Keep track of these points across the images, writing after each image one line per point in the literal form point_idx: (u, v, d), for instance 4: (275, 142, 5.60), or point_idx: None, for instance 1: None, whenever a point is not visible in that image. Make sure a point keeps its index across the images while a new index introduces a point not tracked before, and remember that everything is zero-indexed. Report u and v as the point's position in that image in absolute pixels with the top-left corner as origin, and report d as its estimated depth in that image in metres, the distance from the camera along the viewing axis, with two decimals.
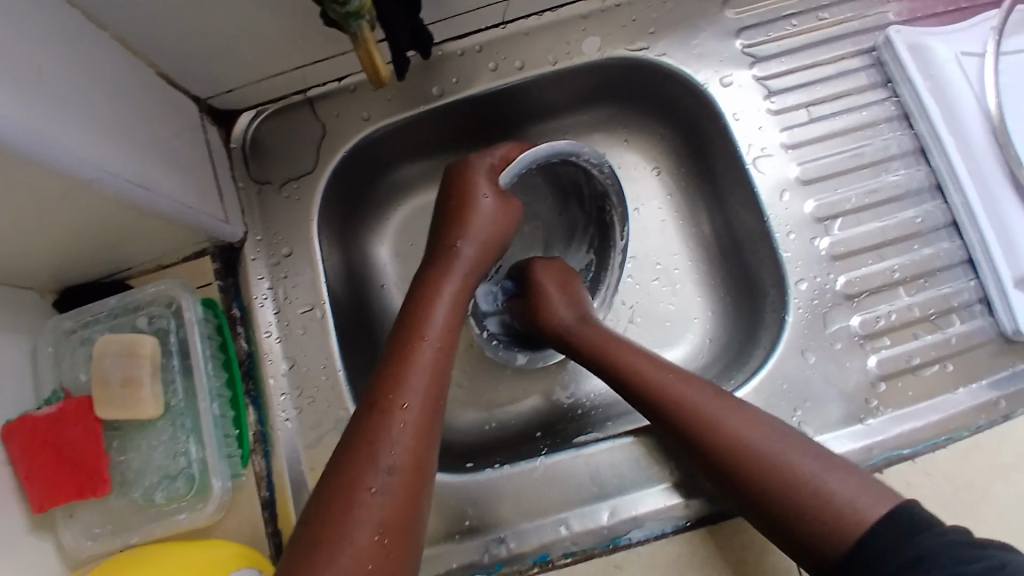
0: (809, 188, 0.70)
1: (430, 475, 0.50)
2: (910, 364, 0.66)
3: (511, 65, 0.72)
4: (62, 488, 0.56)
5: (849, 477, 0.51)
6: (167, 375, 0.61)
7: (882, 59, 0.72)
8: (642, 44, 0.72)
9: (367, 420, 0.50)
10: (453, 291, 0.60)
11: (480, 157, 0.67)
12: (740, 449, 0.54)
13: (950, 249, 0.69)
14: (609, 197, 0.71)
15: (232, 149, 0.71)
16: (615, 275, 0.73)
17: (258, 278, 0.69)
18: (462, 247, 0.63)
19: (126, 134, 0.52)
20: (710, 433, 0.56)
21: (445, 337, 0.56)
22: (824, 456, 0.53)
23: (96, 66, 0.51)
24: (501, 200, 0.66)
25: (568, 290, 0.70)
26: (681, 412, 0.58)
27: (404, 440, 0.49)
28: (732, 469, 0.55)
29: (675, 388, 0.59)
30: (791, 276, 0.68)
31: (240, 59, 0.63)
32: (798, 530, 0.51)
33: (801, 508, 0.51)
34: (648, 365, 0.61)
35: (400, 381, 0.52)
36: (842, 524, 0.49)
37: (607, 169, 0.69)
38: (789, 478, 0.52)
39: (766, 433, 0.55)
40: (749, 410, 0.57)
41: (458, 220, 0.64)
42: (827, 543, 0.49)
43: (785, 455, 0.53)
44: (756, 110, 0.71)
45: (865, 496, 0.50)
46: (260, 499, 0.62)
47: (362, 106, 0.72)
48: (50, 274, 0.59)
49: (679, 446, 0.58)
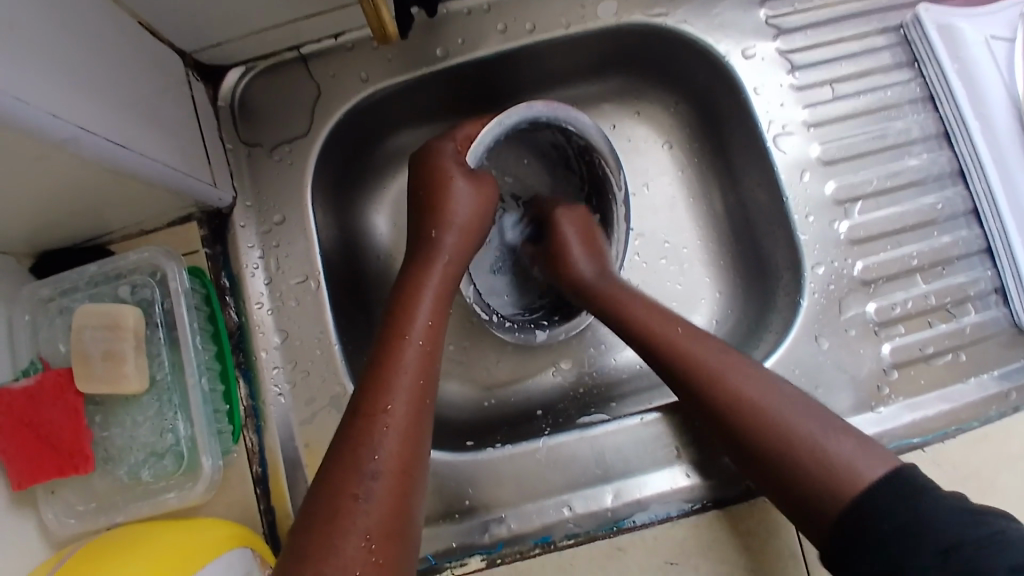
0: (830, 168, 0.67)
1: (421, 475, 0.48)
2: (923, 352, 0.64)
3: (521, 27, 0.67)
4: (41, 465, 0.53)
5: (849, 437, 0.48)
6: (153, 349, 0.58)
7: (909, 38, 0.69)
8: (661, 10, 0.68)
9: (350, 426, 0.47)
10: (438, 285, 0.57)
11: (442, 140, 0.64)
12: (738, 402, 0.52)
13: (968, 237, 0.67)
14: (601, 150, 0.67)
15: (219, 108, 0.67)
16: (622, 229, 0.69)
17: (248, 245, 0.65)
18: (441, 237, 0.60)
19: (103, 90, 0.48)
20: (716, 391, 0.53)
21: (430, 334, 0.54)
22: (824, 418, 0.50)
23: (71, 13, 0.47)
24: (474, 180, 0.62)
25: (591, 240, 0.67)
26: (692, 370, 0.55)
27: (389, 442, 0.47)
28: (733, 422, 0.52)
29: (680, 341, 0.57)
30: (808, 260, 0.66)
31: (229, 9, 0.58)
32: (784, 474, 0.49)
33: (797, 466, 0.48)
34: (659, 320, 0.59)
35: (384, 381, 0.50)
36: (843, 480, 0.46)
37: (581, 121, 0.65)
38: (787, 436, 0.49)
39: (766, 391, 0.52)
40: (756, 369, 0.54)
41: (432, 207, 0.61)
42: (827, 501, 0.47)
43: (783, 414, 0.50)
44: (778, 86, 0.68)
45: (866, 457, 0.47)
46: (253, 475, 0.60)
47: (358, 65, 0.68)
48: (25, 236, 0.55)
49: (694, 407, 0.56)
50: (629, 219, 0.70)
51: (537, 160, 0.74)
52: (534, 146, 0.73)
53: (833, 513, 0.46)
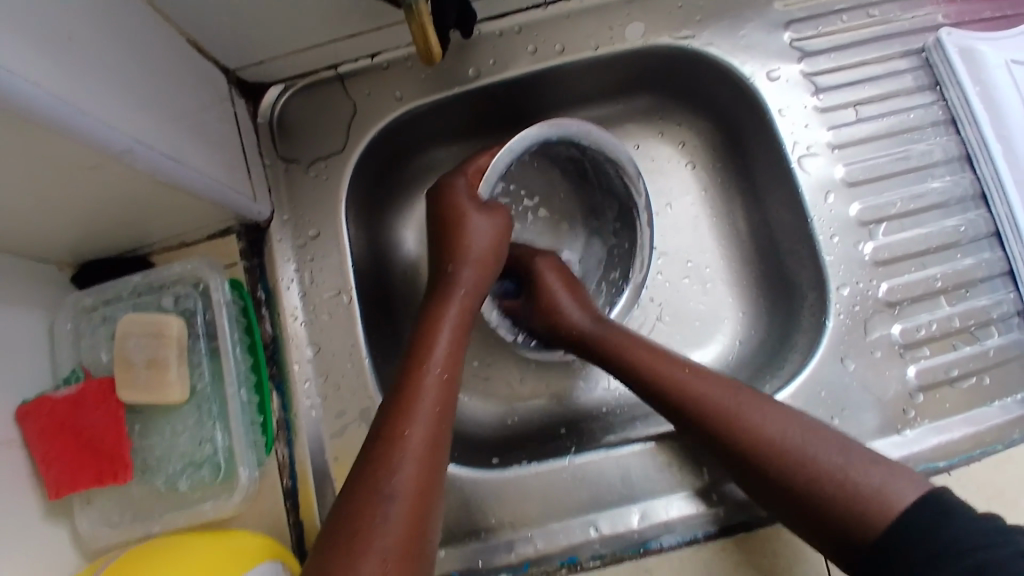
0: (855, 190, 0.68)
1: (437, 500, 0.48)
2: (947, 374, 0.65)
3: (550, 49, 0.69)
4: (80, 472, 0.54)
5: (873, 464, 0.49)
6: (195, 358, 0.59)
7: (932, 62, 0.70)
8: (689, 33, 0.69)
9: (371, 449, 0.48)
10: (457, 316, 0.57)
11: (455, 176, 0.64)
12: (766, 442, 0.53)
13: (991, 260, 0.67)
14: (605, 152, 0.66)
15: (258, 124, 0.68)
16: (646, 234, 0.69)
17: (284, 260, 0.66)
18: (459, 271, 0.60)
19: (155, 106, 0.49)
20: (735, 431, 0.54)
21: (448, 363, 0.54)
22: (847, 447, 0.51)
23: (125, 31, 0.48)
24: (488, 213, 0.62)
25: (577, 292, 0.67)
26: (710, 413, 0.56)
27: (407, 466, 0.47)
28: (761, 466, 0.53)
29: (690, 384, 0.57)
30: (835, 280, 0.67)
31: (270, 29, 0.60)
32: (820, 510, 0.49)
33: (827, 496, 0.49)
34: (664, 361, 0.59)
35: (404, 408, 0.50)
36: (872, 508, 0.47)
37: (589, 136, 0.65)
38: (811, 471, 0.50)
39: (789, 424, 0.53)
40: (771, 403, 0.55)
41: (449, 243, 0.61)
42: (857, 535, 0.47)
43: (806, 445, 0.51)
44: (803, 108, 0.69)
45: (894, 483, 0.48)
46: (282, 489, 0.61)
47: (394, 84, 0.69)
48: (69, 246, 0.56)
49: (706, 443, 0.57)
50: (651, 224, 0.70)
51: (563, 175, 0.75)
52: (551, 159, 0.73)
53: (865, 545, 0.47)
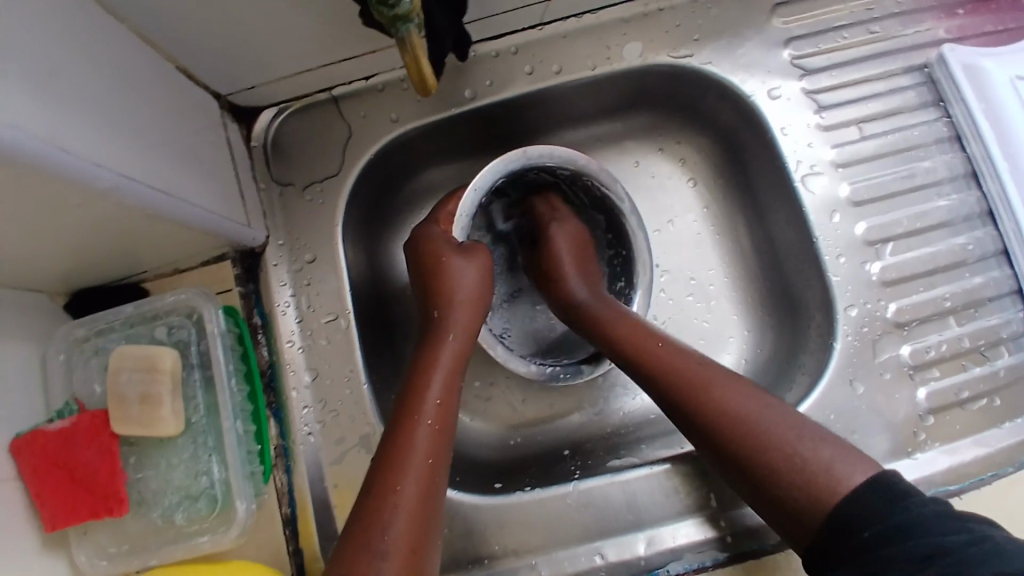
0: (860, 209, 0.67)
1: (430, 554, 0.47)
2: (958, 396, 0.64)
3: (548, 68, 0.68)
4: (75, 509, 0.53)
5: (829, 444, 0.49)
6: (189, 391, 0.59)
7: (934, 77, 0.69)
8: (686, 52, 0.68)
9: (362, 507, 0.47)
10: (449, 362, 0.56)
11: (428, 226, 0.64)
12: (726, 411, 0.52)
13: (999, 278, 0.66)
14: (572, 169, 0.65)
15: (253, 148, 0.68)
16: (640, 237, 0.67)
17: (280, 284, 0.65)
18: (446, 315, 0.59)
19: (145, 138, 0.49)
20: (697, 397, 0.54)
21: (440, 412, 0.52)
22: (805, 427, 0.50)
23: (114, 62, 0.48)
24: (468, 255, 0.61)
25: (583, 261, 0.68)
26: (677, 379, 0.55)
27: (398, 522, 0.46)
28: (717, 433, 0.52)
29: (663, 353, 0.57)
30: (841, 302, 0.66)
31: (263, 55, 0.60)
32: (771, 483, 0.49)
33: (780, 470, 0.49)
34: (641, 334, 0.59)
35: (394, 463, 0.49)
36: (823, 485, 0.47)
37: (548, 155, 0.64)
38: (767, 442, 0.50)
39: (752, 401, 0.52)
40: (736, 378, 0.54)
41: (432, 288, 0.60)
42: (804, 509, 0.47)
43: (763, 420, 0.51)
44: (804, 126, 0.68)
45: (846, 464, 0.48)
46: (281, 517, 0.60)
47: (389, 107, 0.69)
48: (62, 277, 0.56)
49: (668, 411, 0.56)
50: (644, 228, 0.68)
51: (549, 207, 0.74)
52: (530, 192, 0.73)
53: (809, 518, 0.47)
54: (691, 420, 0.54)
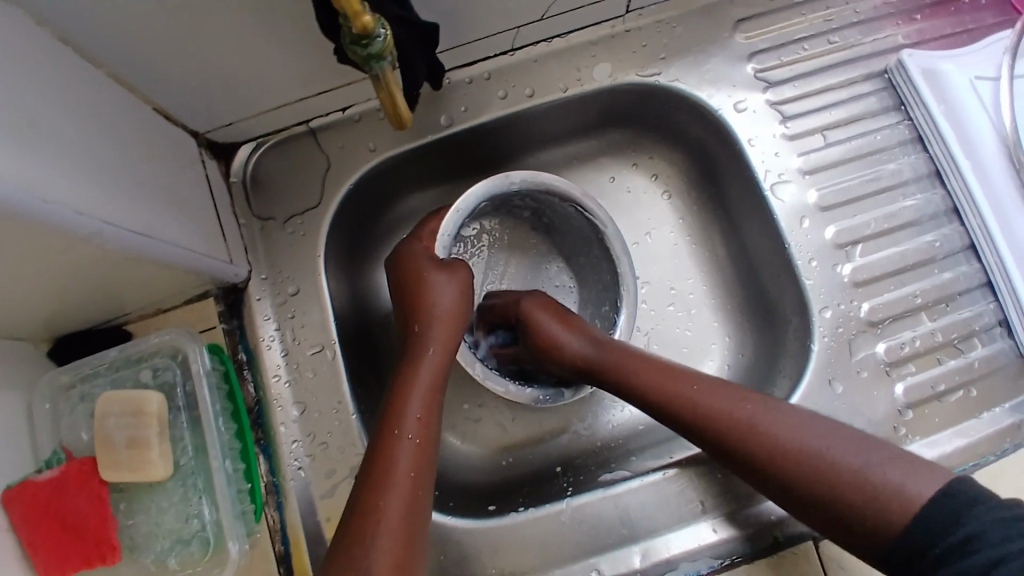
0: (828, 214, 0.69)
1: (417, 569, 0.48)
2: (935, 389, 0.65)
3: (520, 93, 0.70)
4: (69, 556, 0.53)
5: (885, 456, 0.50)
6: (176, 432, 0.59)
7: (894, 82, 0.71)
8: (654, 71, 0.70)
9: (348, 525, 0.48)
10: (431, 376, 0.56)
11: (410, 242, 0.65)
12: (785, 450, 0.52)
13: (969, 272, 0.68)
14: (548, 190, 0.66)
15: (232, 184, 0.68)
16: (625, 263, 0.68)
17: (264, 319, 0.66)
18: (427, 330, 0.59)
19: (125, 180, 0.49)
20: (752, 442, 0.54)
21: (422, 428, 0.53)
22: (857, 443, 0.51)
23: (92, 108, 0.49)
24: (450, 271, 0.62)
25: (568, 318, 0.65)
26: (727, 427, 0.55)
27: (383, 540, 0.47)
28: (781, 472, 0.52)
29: (701, 396, 0.57)
30: (816, 304, 0.67)
31: (238, 93, 0.61)
32: (843, 515, 0.50)
33: (848, 498, 0.50)
34: (676, 379, 0.58)
35: (378, 480, 0.49)
36: (895, 507, 0.48)
37: (520, 180, 0.65)
38: (831, 477, 0.50)
39: (802, 431, 0.53)
40: (777, 406, 0.55)
41: (414, 303, 0.61)
42: (881, 531, 0.48)
43: (819, 452, 0.51)
44: (771, 136, 0.70)
45: (910, 478, 0.49)
46: (275, 554, 0.61)
47: (366, 137, 0.70)
48: (43, 325, 0.56)
49: (722, 457, 0.56)
50: (625, 245, 0.69)
51: (535, 227, 0.76)
52: (518, 213, 0.75)
53: (888, 542, 0.48)
54: (751, 464, 0.54)
